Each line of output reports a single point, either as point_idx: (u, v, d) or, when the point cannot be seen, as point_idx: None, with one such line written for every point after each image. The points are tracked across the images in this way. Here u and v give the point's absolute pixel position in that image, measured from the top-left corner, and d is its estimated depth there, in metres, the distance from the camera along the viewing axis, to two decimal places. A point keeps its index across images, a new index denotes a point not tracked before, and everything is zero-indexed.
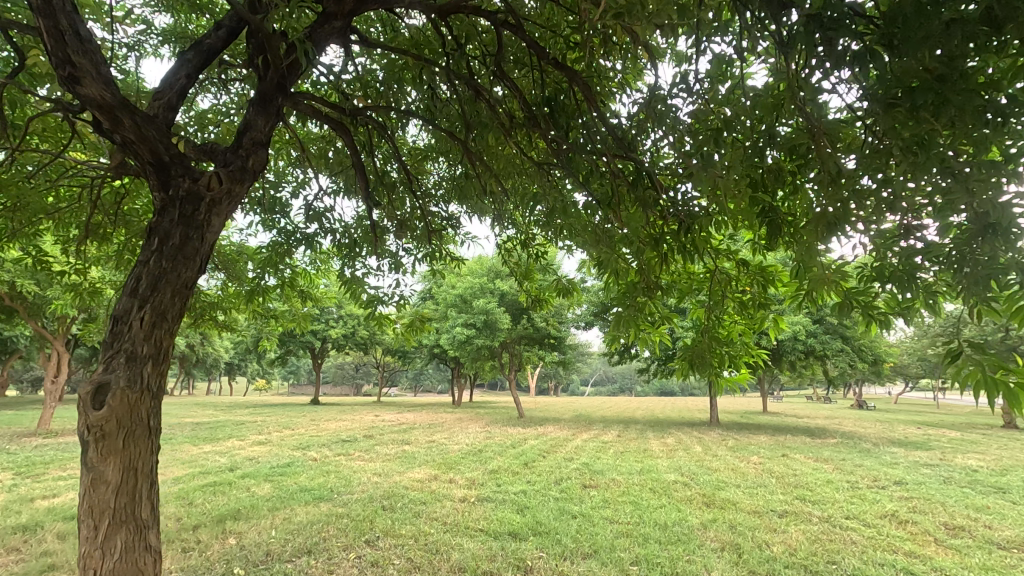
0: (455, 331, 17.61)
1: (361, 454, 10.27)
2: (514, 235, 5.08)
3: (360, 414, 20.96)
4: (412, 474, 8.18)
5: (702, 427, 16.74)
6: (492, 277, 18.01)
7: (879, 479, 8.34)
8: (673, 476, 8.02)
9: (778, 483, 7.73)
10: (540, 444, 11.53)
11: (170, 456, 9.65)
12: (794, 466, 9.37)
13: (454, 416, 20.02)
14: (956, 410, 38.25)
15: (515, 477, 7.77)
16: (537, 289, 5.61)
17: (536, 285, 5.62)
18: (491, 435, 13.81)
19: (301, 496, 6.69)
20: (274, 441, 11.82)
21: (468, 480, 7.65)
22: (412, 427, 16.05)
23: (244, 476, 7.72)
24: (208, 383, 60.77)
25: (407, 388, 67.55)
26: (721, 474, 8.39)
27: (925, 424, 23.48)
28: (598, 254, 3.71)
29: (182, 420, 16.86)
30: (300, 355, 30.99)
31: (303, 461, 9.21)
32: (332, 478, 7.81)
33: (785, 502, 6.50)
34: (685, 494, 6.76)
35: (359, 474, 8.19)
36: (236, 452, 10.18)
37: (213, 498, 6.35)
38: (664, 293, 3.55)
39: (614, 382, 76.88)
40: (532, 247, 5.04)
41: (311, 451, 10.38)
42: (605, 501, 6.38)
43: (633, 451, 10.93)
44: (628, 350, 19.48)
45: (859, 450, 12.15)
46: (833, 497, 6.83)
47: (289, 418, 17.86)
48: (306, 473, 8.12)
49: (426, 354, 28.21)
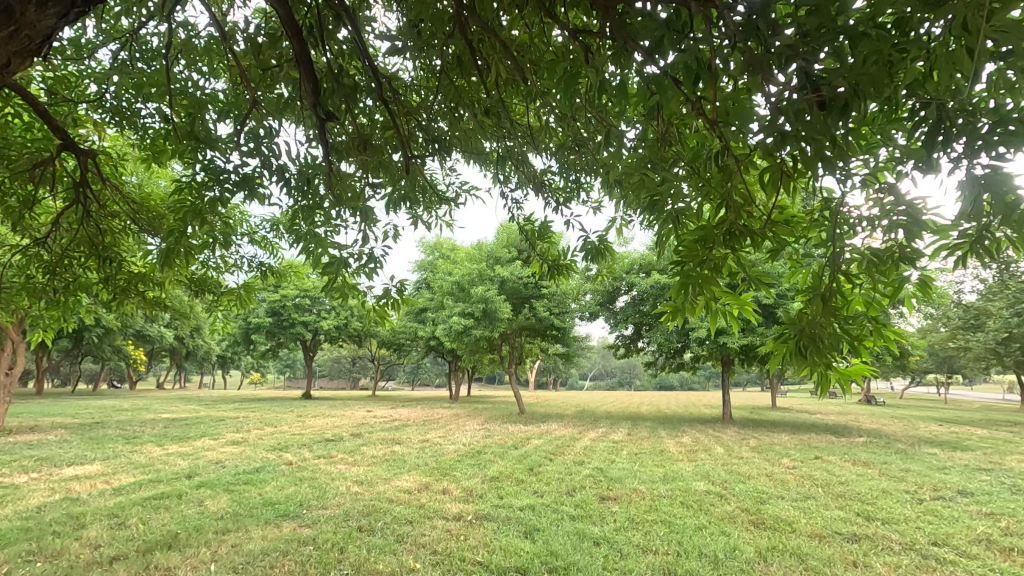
0: (451, 321, 16.45)
1: (345, 455, 9.13)
2: (527, 179, 3.90)
3: (351, 409, 19.79)
4: (398, 482, 7.02)
5: (715, 424, 15.66)
6: (491, 263, 16.81)
7: (940, 488, 7.25)
8: (703, 485, 6.91)
9: (827, 493, 6.60)
10: (546, 445, 10.40)
11: (126, 459, 8.47)
12: (836, 471, 8.24)
13: (450, 413, 18.84)
14: (969, 406, 37.14)
15: (520, 486, 6.64)
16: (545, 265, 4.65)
17: (553, 249, 4.41)
18: (491, 434, 12.71)
19: (263, 511, 5.55)
20: (249, 441, 10.67)
21: (465, 490, 6.52)
22: (405, 424, 14.87)
23: (202, 485, 6.58)
24: (201, 376, 59.57)
25: (404, 382, 66.42)
26: (756, 482, 7.26)
27: (944, 420, 22.49)
28: (656, 189, 2.52)
29: (156, 418, 15.65)
30: (291, 348, 29.76)
31: (277, 465, 8.07)
32: (304, 488, 6.64)
33: (848, 521, 5.36)
34: (725, 509, 5.64)
35: (336, 481, 7.04)
36: (203, 454, 9.01)
37: (153, 517, 5.20)
38: (758, 245, 2.35)
39: (614, 376, 75.83)
40: (549, 192, 3.87)
41: (287, 453, 9.23)
42: (631, 521, 5.25)
43: (649, 453, 9.79)
44: (635, 343, 18.35)
45: (897, 451, 11.02)
46: (902, 514, 5.69)
47: (273, 414, 16.63)
48: (276, 481, 6.97)
49: (422, 347, 27.09)
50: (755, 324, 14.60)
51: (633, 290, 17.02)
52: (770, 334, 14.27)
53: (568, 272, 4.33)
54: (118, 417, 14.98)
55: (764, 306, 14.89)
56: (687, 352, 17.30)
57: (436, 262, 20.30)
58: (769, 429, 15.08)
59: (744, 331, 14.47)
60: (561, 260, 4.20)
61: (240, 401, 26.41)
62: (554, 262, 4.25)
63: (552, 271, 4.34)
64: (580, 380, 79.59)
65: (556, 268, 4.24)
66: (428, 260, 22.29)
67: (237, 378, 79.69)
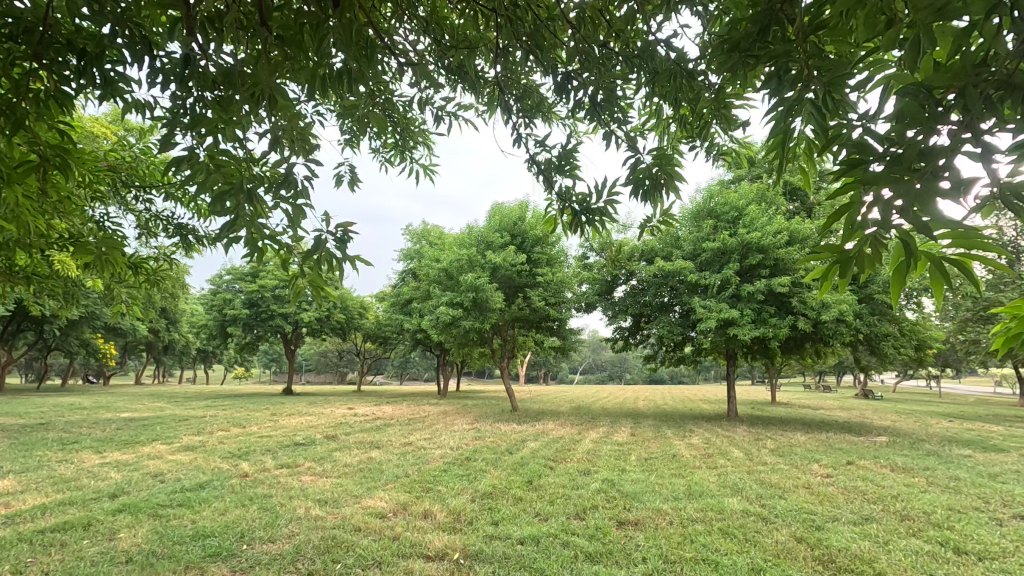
0: (438, 312, 15.14)
1: (312, 464, 7.86)
2: (548, 79, 2.66)
3: (330, 407, 18.33)
4: (372, 501, 5.79)
5: (722, 422, 14.61)
6: (481, 248, 15.54)
7: (1009, 503, 6.20)
8: (738, 503, 5.75)
9: (890, 514, 5.47)
10: (544, 450, 9.23)
11: (49, 471, 7.11)
12: (881, 481, 7.15)
13: (438, 410, 17.60)
14: (967, 400, 36.49)
15: (519, 509, 5.46)
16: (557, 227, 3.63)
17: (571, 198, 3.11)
18: (482, 434, 11.48)
19: (192, 548, 4.31)
20: (205, 446, 9.32)
21: (452, 513, 5.31)
22: (387, 424, 13.57)
23: (124, 509, 5.27)
24: (182, 372, 57.44)
25: (393, 376, 64.87)
26: (798, 498, 6.12)
27: (952, 415, 21.63)
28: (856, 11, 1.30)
29: (113, 417, 14.23)
30: (270, 341, 28.18)
31: (227, 479, 6.77)
32: (253, 510, 5.38)
33: (938, 559, 4.26)
34: (777, 540, 4.54)
35: (294, 501, 5.75)
36: (145, 464, 7.67)
37: (39, 563, 3.94)
38: None
39: (605, 370, 74.88)
40: (577, 91, 2.64)
41: (245, 461, 7.92)
42: (666, 563, 4.07)
43: (662, 459, 8.63)
44: (635, 336, 17.21)
45: (931, 454, 9.97)
46: (997, 545, 4.58)
47: (241, 414, 15.14)
48: (221, 500, 5.70)
49: (409, 339, 25.70)
50: (768, 316, 13.50)
51: (633, 280, 15.85)
52: (784, 326, 13.18)
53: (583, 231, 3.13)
54: (66, 418, 13.40)
55: (776, 296, 13.82)
56: (690, 344, 16.22)
57: (422, 250, 18.98)
58: (781, 427, 14.04)
59: (756, 322, 13.32)
60: (586, 207, 3.00)
61: (215, 396, 25.01)
62: (578, 211, 3.04)
63: (572, 230, 3.21)
64: (571, 374, 78.86)
65: (577, 222, 3.04)
66: (415, 248, 20.95)
67: (220, 373, 77.66)
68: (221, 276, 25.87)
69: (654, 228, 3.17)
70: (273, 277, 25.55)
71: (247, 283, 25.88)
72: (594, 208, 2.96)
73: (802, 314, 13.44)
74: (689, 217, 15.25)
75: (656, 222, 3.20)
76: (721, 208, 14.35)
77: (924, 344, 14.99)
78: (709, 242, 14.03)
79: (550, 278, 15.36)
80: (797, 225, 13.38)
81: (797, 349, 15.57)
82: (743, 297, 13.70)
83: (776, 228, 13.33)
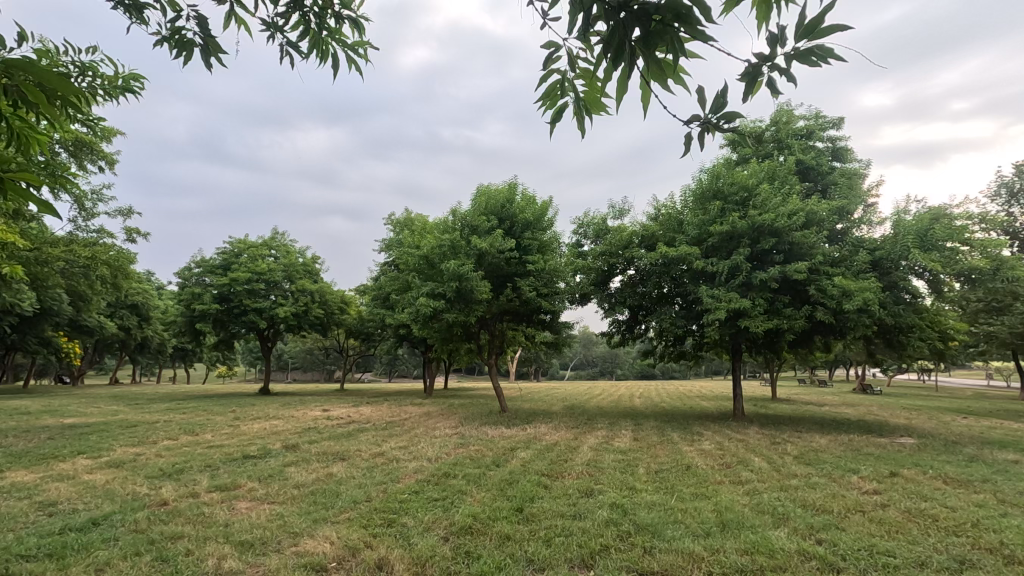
0: (418, 304, 13.65)
1: (254, 486, 6.42)
2: None
3: (303, 410, 16.74)
4: (311, 545, 4.38)
5: (731, 423, 13.37)
6: (465, 234, 14.06)
7: None
8: (788, 540, 4.45)
9: (989, 556, 4.23)
10: (537, 462, 7.88)
11: None
12: (946, 502, 5.89)
13: (420, 412, 16.22)
14: (969, 394, 35.53)
15: (506, 557, 4.08)
16: (559, 120, 2.31)
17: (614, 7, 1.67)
18: (465, 442, 10.09)
19: None
20: (135, 463, 7.83)
21: (415, 566, 3.93)
22: (361, 429, 12.09)
23: None
24: (160, 372, 55.20)
25: (380, 373, 63.26)
26: (859, 528, 4.83)
27: (966, 412, 20.51)
28: None
29: (50, 423, 12.63)
30: (244, 338, 26.48)
31: (137, 510, 5.29)
32: (146, 563, 3.95)
33: None
34: None
35: (207, 546, 4.31)
36: (44, 489, 6.17)
37: None
38: None
39: (597, 366, 73.65)
40: None
41: (170, 485, 6.42)
42: None
43: (675, 472, 7.32)
44: (633, 331, 15.87)
45: (975, 461, 8.79)
46: None
47: (196, 419, 13.51)
48: (109, 548, 4.27)
49: (393, 334, 24.17)
50: (782, 306, 12.34)
51: (631, 269, 14.48)
52: (800, 318, 12.01)
53: (625, 77, 1.76)
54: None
55: (790, 284, 12.72)
56: (692, 338, 14.92)
57: (403, 237, 17.45)
58: (795, 428, 12.80)
59: (769, 314, 12.02)
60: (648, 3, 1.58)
61: (185, 397, 23.52)
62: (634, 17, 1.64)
63: (605, 85, 1.86)
64: (561, 370, 77.65)
65: (619, 49, 1.68)
66: (396, 237, 19.49)
67: (201, 373, 75.24)
68: (189, 268, 24.17)
69: (769, 90, 1.83)
70: (245, 269, 23.93)
71: (217, 275, 24.20)
72: (658, 7, 1.58)
73: (820, 304, 12.29)
74: (693, 199, 13.97)
75: (770, 81, 1.86)
76: (728, 188, 13.07)
77: (946, 337, 13.83)
78: (717, 225, 12.72)
79: (542, 266, 13.96)
80: (814, 206, 12.10)
81: (806, 344, 14.40)
82: (754, 285, 12.43)
83: (791, 209, 12.07)
